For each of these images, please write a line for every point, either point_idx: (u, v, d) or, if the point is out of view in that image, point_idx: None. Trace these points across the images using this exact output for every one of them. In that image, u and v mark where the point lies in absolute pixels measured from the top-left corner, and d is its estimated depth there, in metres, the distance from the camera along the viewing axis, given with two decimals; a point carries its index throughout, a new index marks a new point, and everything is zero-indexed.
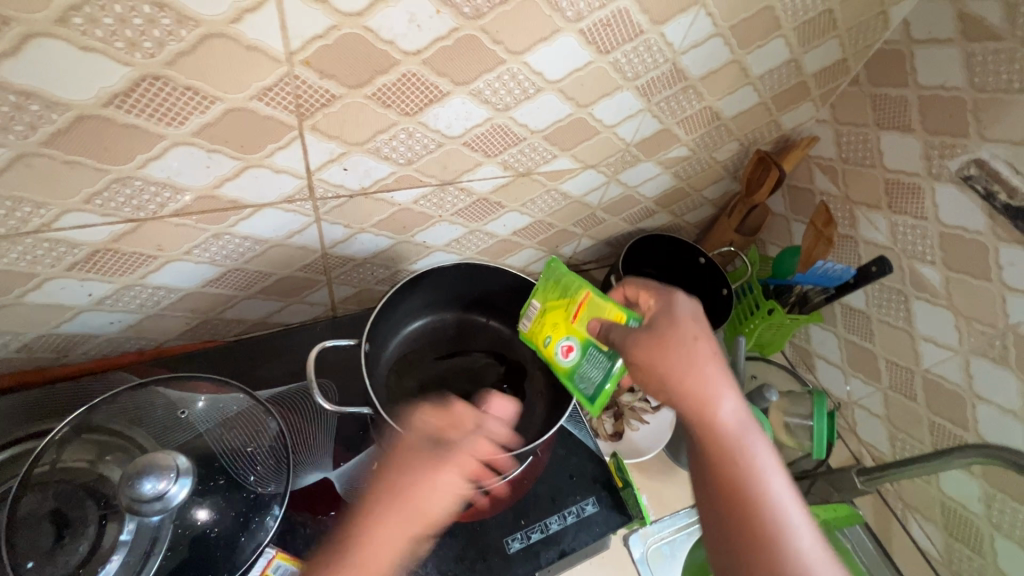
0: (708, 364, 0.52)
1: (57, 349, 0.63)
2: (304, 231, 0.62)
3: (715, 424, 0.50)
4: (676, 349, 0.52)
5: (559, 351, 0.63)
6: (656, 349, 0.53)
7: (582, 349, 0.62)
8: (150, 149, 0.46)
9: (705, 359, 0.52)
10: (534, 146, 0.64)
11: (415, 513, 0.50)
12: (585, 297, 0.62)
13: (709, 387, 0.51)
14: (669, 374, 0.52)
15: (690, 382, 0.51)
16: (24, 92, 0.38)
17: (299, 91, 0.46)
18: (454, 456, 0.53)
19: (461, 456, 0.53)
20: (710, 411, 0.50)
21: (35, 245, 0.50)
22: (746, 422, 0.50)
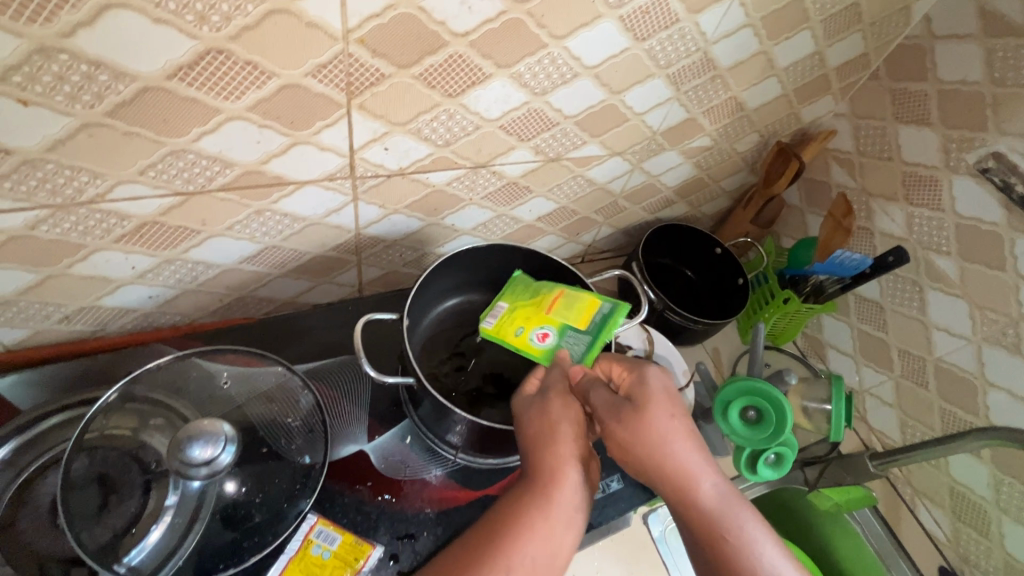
0: (680, 444, 0.47)
1: (97, 322, 0.64)
2: (341, 211, 0.63)
3: (698, 503, 0.45)
4: (649, 427, 0.47)
5: (534, 337, 0.59)
6: (633, 423, 0.47)
7: (560, 333, 0.59)
8: (206, 122, 0.47)
9: (679, 443, 0.47)
10: (566, 131, 0.66)
11: (541, 497, 0.46)
12: (559, 293, 0.62)
13: (689, 464, 0.46)
14: (648, 463, 0.47)
15: (669, 471, 0.46)
16: (96, 62, 0.40)
17: (351, 70, 0.48)
18: (543, 429, 0.50)
19: (550, 424, 0.50)
20: (692, 488, 0.46)
21: (87, 216, 0.51)
22: (730, 497, 0.46)
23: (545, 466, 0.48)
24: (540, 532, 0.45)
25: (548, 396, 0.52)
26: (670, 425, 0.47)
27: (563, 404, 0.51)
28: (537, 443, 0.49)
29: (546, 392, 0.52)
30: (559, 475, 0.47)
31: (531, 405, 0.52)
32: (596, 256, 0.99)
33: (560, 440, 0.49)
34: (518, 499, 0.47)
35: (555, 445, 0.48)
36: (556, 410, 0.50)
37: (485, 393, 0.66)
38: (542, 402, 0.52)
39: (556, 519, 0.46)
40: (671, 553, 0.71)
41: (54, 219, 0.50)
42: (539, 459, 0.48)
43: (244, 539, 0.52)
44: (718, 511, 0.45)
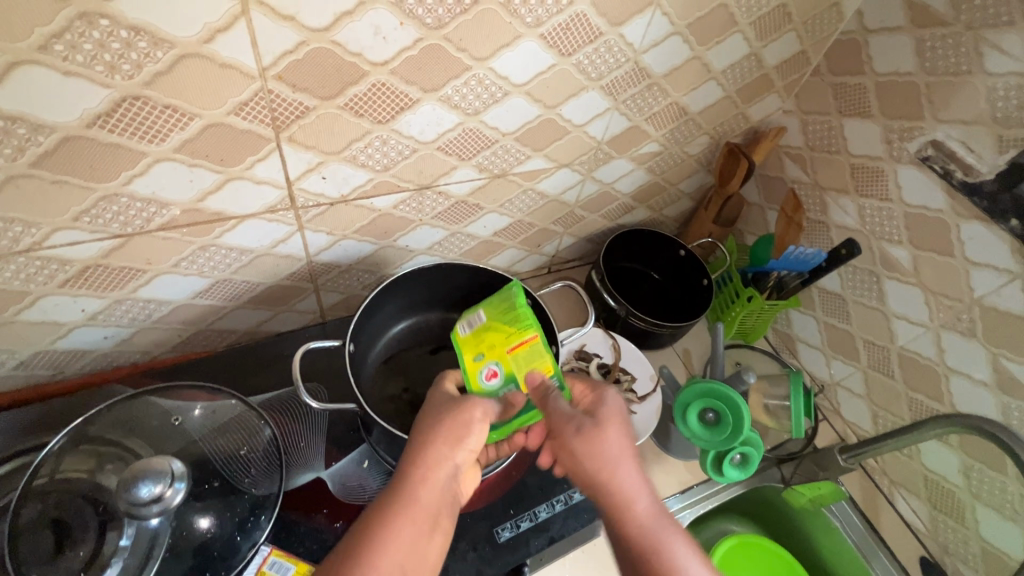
0: (626, 461, 0.50)
1: (54, 366, 0.64)
2: (288, 240, 0.64)
3: (632, 522, 0.48)
4: (600, 442, 0.50)
5: (478, 372, 0.53)
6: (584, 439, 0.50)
7: (502, 381, 0.52)
8: (134, 166, 0.48)
9: (626, 454, 0.50)
10: (507, 147, 0.67)
11: (410, 501, 0.46)
12: (532, 338, 0.51)
13: (626, 483, 0.49)
14: (591, 480, 0.50)
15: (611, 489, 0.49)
16: (12, 116, 0.41)
17: (274, 105, 0.49)
18: (443, 429, 0.50)
19: (451, 430, 0.50)
20: (626, 509, 0.48)
21: (27, 263, 0.52)
22: (660, 519, 0.48)
23: (422, 469, 0.48)
24: (406, 536, 0.44)
25: (449, 403, 0.52)
26: (615, 441, 0.50)
27: (462, 412, 0.51)
28: (422, 446, 0.49)
29: (468, 400, 0.52)
30: (432, 479, 0.48)
31: (433, 408, 0.52)
32: (562, 265, 0.99)
33: (445, 446, 0.49)
34: (392, 501, 0.46)
35: (439, 450, 0.49)
36: (457, 417, 0.50)
37: None
38: (451, 403, 0.52)
39: (420, 522, 0.46)
40: None
41: None
42: (420, 460, 0.49)
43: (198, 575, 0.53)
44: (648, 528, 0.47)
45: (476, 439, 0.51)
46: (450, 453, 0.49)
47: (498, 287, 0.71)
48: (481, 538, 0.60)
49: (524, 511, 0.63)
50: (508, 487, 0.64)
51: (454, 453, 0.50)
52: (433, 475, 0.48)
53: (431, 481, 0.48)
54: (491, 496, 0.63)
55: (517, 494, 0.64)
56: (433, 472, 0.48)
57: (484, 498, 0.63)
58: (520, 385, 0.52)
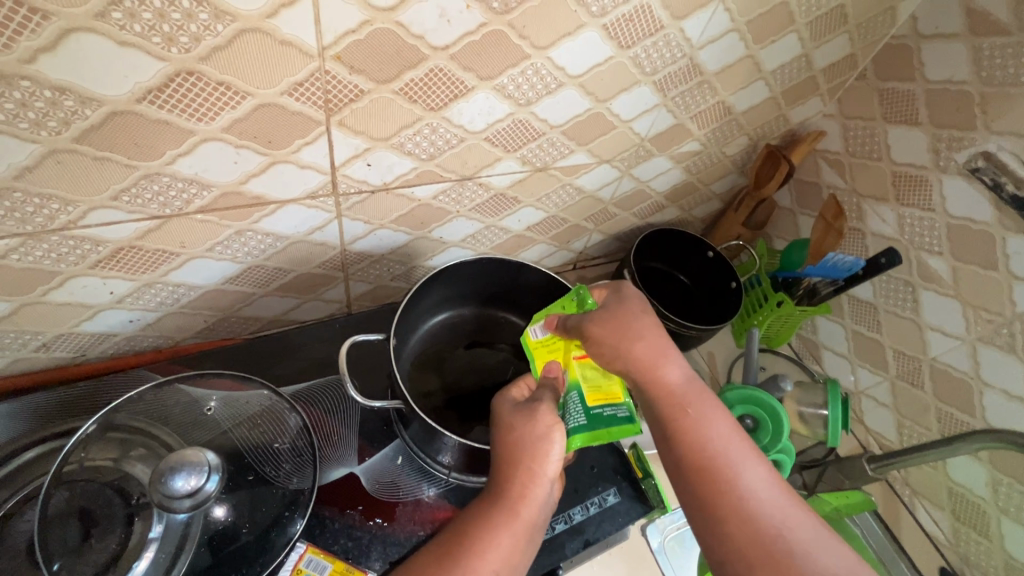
0: (670, 364, 0.49)
1: (76, 348, 0.62)
2: (325, 228, 0.62)
3: (662, 388, 0.49)
4: (635, 344, 0.50)
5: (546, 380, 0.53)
6: (606, 323, 0.52)
7: (568, 391, 0.52)
8: (180, 144, 0.46)
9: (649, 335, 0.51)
10: (553, 141, 0.65)
11: (512, 516, 0.47)
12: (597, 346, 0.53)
13: (653, 353, 0.50)
14: (645, 383, 0.49)
15: (666, 392, 0.48)
16: (60, 87, 0.38)
17: (329, 87, 0.47)
18: (525, 446, 0.49)
19: (530, 448, 0.49)
20: (657, 377, 0.49)
21: (60, 242, 0.49)
22: (692, 383, 0.49)
23: (519, 484, 0.48)
24: (505, 547, 0.46)
25: (536, 413, 0.50)
26: (653, 342, 0.50)
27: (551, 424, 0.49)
28: (517, 460, 0.48)
29: (544, 414, 0.50)
30: (532, 496, 0.48)
31: (520, 417, 0.51)
32: (588, 262, 0.98)
33: (528, 462, 0.48)
34: (489, 523, 0.47)
35: (535, 469, 0.48)
36: (543, 431, 0.49)
37: (478, 409, 0.64)
38: (529, 415, 0.50)
39: (518, 538, 0.47)
40: (671, 564, 0.69)
41: (24, 247, 0.48)
42: (513, 476, 0.48)
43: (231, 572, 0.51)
44: (680, 390, 0.48)
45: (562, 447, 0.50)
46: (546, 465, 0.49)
47: (535, 284, 0.69)
48: None
49: (559, 513, 0.62)
50: None
51: (540, 468, 0.48)
52: (532, 490, 0.48)
53: (527, 498, 0.48)
54: None
55: None
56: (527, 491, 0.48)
57: None
58: (582, 394, 0.50)
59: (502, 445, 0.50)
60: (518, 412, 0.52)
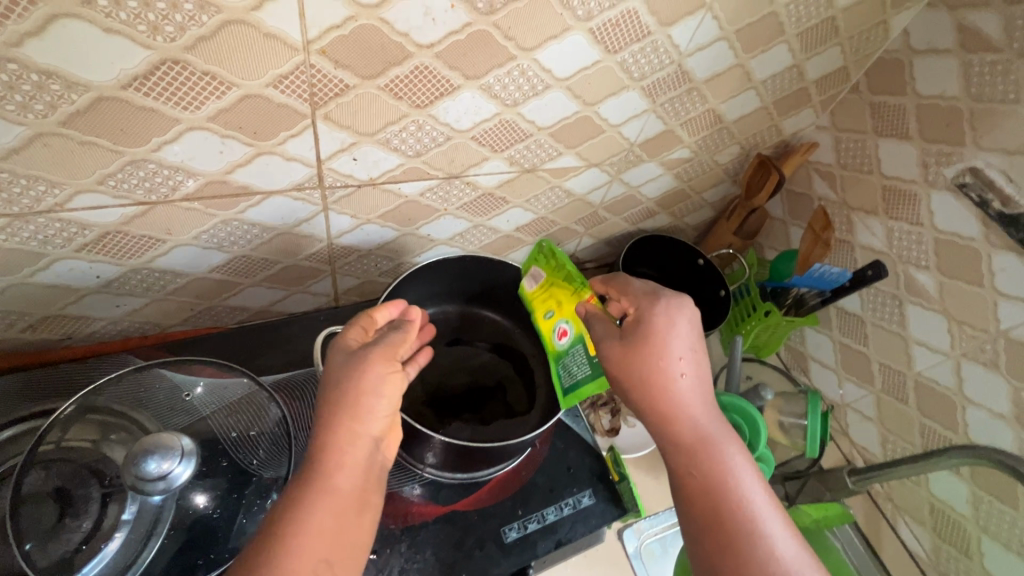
0: (691, 412, 0.51)
1: (64, 331, 0.63)
2: (311, 221, 0.63)
3: (681, 437, 0.50)
4: (657, 388, 0.51)
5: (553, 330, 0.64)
6: (626, 365, 0.52)
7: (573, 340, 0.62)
8: (165, 132, 0.46)
9: (677, 384, 0.51)
10: (540, 142, 0.65)
11: (325, 482, 0.45)
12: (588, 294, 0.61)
13: (672, 402, 0.51)
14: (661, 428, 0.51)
15: (681, 441, 0.50)
16: (46, 71, 0.39)
17: (314, 81, 0.47)
18: (344, 400, 0.48)
19: (351, 401, 0.48)
20: (675, 424, 0.50)
21: (47, 224, 0.50)
22: (708, 432, 0.50)
23: (336, 443, 0.46)
24: (325, 521, 0.43)
25: (366, 361, 0.50)
26: (670, 387, 0.51)
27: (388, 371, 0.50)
28: (333, 419, 0.47)
29: (364, 365, 0.49)
30: (347, 458, 0.46)
31: (345, 372, 0.50)
32: (578, 265, 0.98)
33: (346, 417, 0.47)
34: (308, 488, 0.44)
35: (354, 425, 0.47)
36: (367, 385, 0.49)
37: (455, 407, 0.65)
38: (352, 369, 0.50)
39: (338, 507, 0.44)
40: (646, 568, 0.69)
41: (12, 228, 0.49)
42: (329, 434, 0.46)
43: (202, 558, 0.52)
44: (697, 439, 0.50)
45: (382, 401, 0.49)
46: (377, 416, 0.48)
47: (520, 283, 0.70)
48: (488, 536, 0.59)
49: (532, 512, 0.61)
50: (517, 488, 0.63)
51: (358, 425, 0.47)
52: (349, 452, 0.46)
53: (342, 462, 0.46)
54: (503, 493, 0.62)
55: (526, 495, 0.62)
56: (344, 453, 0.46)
57: (496, 496, 0.61)
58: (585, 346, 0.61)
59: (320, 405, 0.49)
60: (342, 365, 0.51)
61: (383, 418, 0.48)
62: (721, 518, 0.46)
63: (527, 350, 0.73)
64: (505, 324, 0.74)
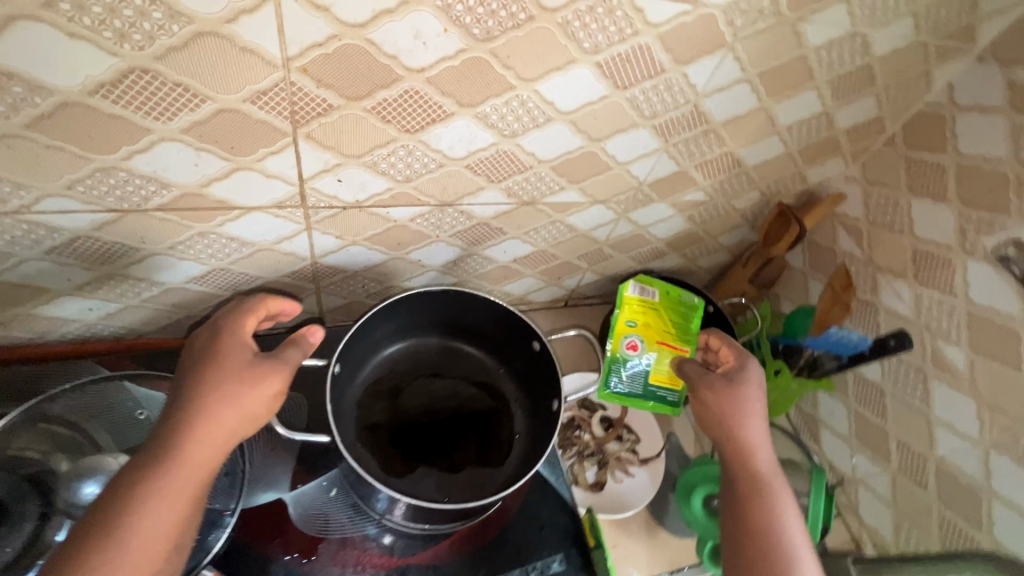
0: (763, 454, 0.58)
1: (37, 331, 0.61)
2: (293, 239, 0.60)
3: (753, 471, 0.57)
4: (748, 427, 0.59)
5: (625, 338, 0.72)
6: (720, 396, 0.61)
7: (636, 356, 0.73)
8: (136, 141, 0.44)
9: (757, 431, 0.59)
10: (541, 175, 0.62)
11: (125, 518, 0.41)
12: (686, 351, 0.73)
13: (754, 438, 0.58)
14: (738, 461, 0.58)
15: (751, 473, 0.57)
16: (7, 73, 0.37)
17: (295, 98, 0.45)
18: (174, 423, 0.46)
19: (186, 418, 0.46)
20: (752, 459, 0.58)
21: (14, 226, 0.49)
22: (778, 472, 0.57)
23: (149, 473, 0.43)
24: (126, 554, 0.40)
25: (226, 377, 0.48)
26: (759, 431, 0.59)
27: (236, 403, 0.48)
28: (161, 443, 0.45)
29: (226, 382, 0.48)
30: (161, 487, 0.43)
31: (202, 386, 0.47)
32: (581, 301, 0.93)
33: (173, 441, 0.45)
34: (109, 522, 0.41)
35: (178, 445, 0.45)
36: (218, 399, 0.47)
37: (424, 449, 0.59)
38: (212, 382, 0.48)
39: (143, 542, 0.41)
40: None
41: None
42: (145, 461, 0.44)
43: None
44: (766, 473, 0.57)
45: (223, 418, 0.47)
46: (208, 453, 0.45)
47: (504, 320, 0.63)
48: None
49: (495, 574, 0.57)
50: (480, 545, 0.58)
51: (182, 446, 0.45)
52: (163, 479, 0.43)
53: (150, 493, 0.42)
54: (466, 549, 0.57)
55: (491, 553, 0.58)
56: (163, 476, 0.43)
57: (457, 551, 0.57)
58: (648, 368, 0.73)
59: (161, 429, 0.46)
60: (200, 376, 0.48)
61: (214, 437, 0.46)
62: (758, 544, 0.53)
63: (509, 394, 0.66)
64: (488, 363, 0.67)
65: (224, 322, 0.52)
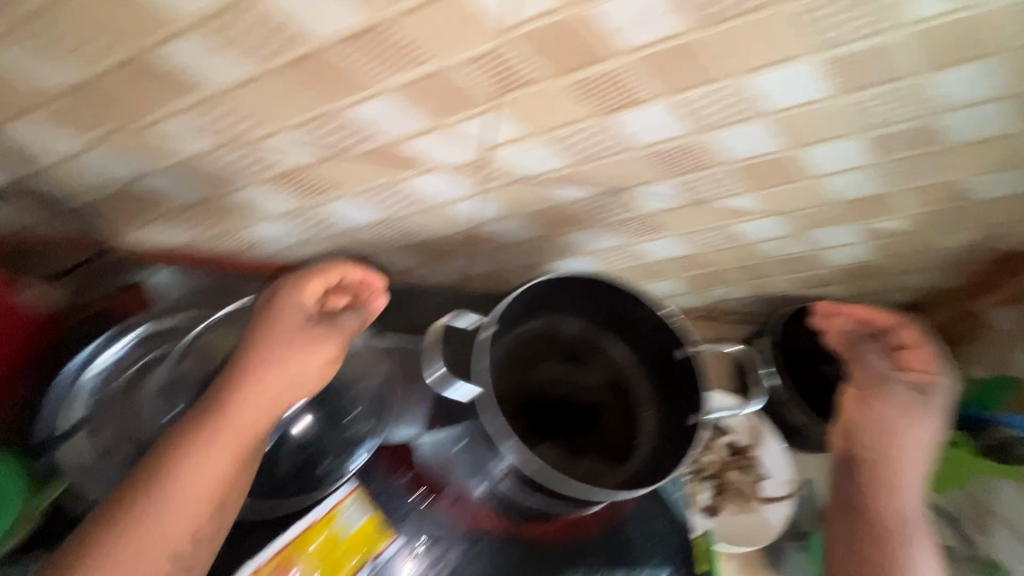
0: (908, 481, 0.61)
1: (243, 246, 0.72)
2: (464, 202, 0.63)
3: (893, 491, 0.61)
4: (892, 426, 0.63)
5: None
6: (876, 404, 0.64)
7: None
8: (358, 94, 0.48)
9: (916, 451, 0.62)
10: (722, 175, 0.58)
11: (167, 483, 0.41)
12: None
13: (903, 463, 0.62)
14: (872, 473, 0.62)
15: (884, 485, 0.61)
16: (275, 22, 0.42)
17: (503, 68, 0.46)
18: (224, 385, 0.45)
19: (235, 379, 0.46)
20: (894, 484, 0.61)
21: (247, 155, 0.56)
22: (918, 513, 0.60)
23: (195, 438, 0.43)
24: (169, 522, 0.41)
25: (278, 339, 0.47)
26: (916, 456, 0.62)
27: (283, 369, 0.47)
28: (206, 404, 0.45)
29: (275, 345, 0.47)
30: (211, 455, 0.43)
31: (257, 342, 0.47)
32: (721, 315, 0.87)
33: (220, 403, 0.45)
34: (156, 483, 0.41)
35: (224, 407, 0.44)
36: (268, 359, 0.46)
37: (547, 428, 0.59)
38: (262, 342, 0.47)
39: (191, 508, 0.42)
40: None
41: (222, 152, 0.56)
42: (189, 425, 0.44)
43: (265, 493, 0.53)
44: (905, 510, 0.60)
45: (270, 385, 0.46)
46: (257, 417, 0.45)
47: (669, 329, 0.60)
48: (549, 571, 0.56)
49: (601, 566, 0.57)
50: (589, 534, 0.58)
51: (230, 413, 0.44)
52: (212, 448, 0.43)
53: (201, 462, 0.42)
54: (578, 533, 0.58)
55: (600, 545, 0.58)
56: (212, 444, 0.43)
57: (569, 533, 0.58)
58: None
59: (212, 390, 0.46)
60: (257, 331, 0.48)
61: (262, 405, 0.46)
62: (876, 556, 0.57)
63: (640, 395, 0.63)
64: (626, 362, 0.65)
65: (286, 286, 0.50)
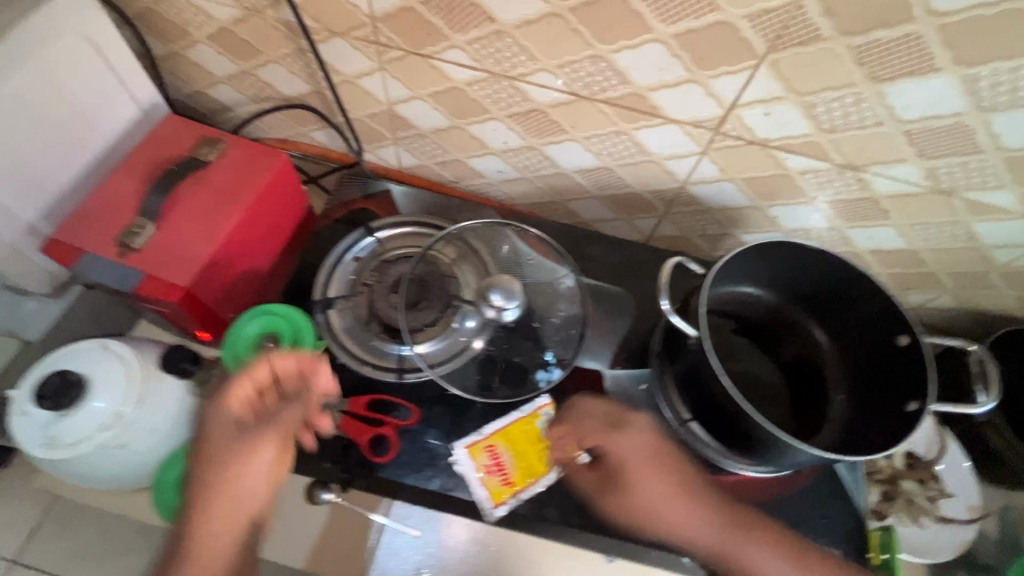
0: None
1: (457, 176, 0.80)
2: (683, 159, 0.65)
3: None
4: None
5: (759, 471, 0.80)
6: None
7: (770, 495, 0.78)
8: (634, 38, 0.52)
9: None
10: (983, 163, 0.54)
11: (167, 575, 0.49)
12: None
13: None
14: None
15: None
16: None
17: (791, 23, 0.47)
18: (202, 475, 0.52)
19: (202, 486, 0.52)
20: None
21: (503, 88, 0.62)
22: None
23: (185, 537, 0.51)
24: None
25: (229, 444, 0.52)
26: None
27: (241, 474, 0.52)
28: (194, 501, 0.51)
29: (229, 453, 0.52)
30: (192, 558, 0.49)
31: (210, 447, 0.53)
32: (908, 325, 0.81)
33: (200, 496, 0.52)
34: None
35: (199, 509, 0.51)
36: (223, 475, 0.52)
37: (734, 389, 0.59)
38: (222, 436, 0.53)
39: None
40: None
41: (483, 84, 0.62)
42: (182, 526, 0.51)
43: (478, 394, 0.61)
44: None
45: (235, 470, 0.52)
46: (233, 501, 0.52)
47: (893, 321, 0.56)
48: None
49: None
50: (760, 497, 0.59)
51: (207, 502, 0.52)
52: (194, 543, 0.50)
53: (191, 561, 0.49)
54: (748, 494, 0.59)
55: (770, 510, 0.58)
56: (200, 529, 0.51)
57: (741, 492, 0.59)
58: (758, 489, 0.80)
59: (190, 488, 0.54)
60: (213, 438, 0.53)
61: (228, 495, 0.52)
62: None
63: (835, 382, 0.61)
64: (823, 346, 0.62)
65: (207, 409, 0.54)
